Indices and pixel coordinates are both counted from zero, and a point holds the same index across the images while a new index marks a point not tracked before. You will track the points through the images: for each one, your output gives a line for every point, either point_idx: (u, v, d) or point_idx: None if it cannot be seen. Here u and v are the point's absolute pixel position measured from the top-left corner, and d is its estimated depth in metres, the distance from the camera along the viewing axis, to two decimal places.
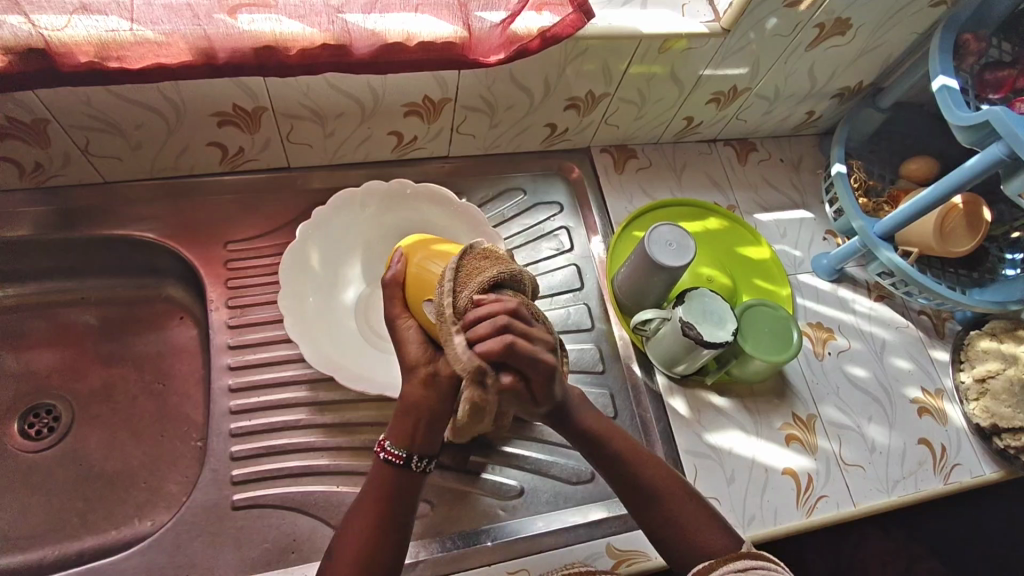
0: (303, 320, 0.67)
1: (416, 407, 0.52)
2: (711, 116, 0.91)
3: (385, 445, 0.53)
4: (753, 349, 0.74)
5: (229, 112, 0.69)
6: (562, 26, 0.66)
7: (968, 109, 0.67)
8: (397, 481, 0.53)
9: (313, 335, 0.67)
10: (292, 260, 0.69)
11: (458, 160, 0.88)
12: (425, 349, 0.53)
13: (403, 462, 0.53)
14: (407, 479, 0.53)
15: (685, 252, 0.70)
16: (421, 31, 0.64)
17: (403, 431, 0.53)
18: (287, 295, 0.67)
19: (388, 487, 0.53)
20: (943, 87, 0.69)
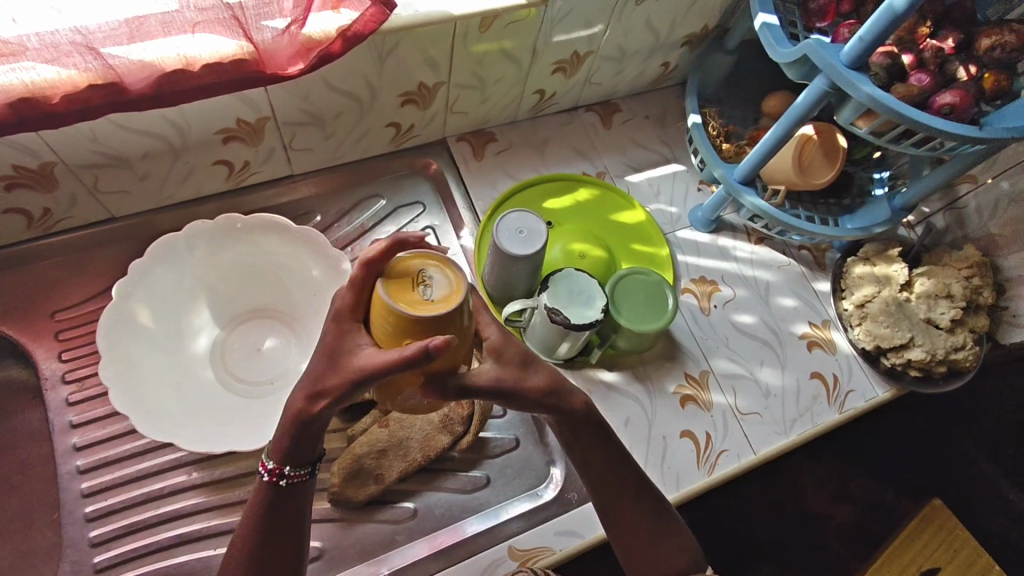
0: (132, 386, 0.62)
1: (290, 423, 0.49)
2: (562, 85, 0.88)
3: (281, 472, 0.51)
4: (627, 321, 0.72)
5: (13, 174, 0.62)
6: (363, 22, 0.62)
7: (789, 44, 0.65)
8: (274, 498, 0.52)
9: (146, 402, 0.62)
10: (109, 323, 0.62)
11: (305, 176, 0.82)
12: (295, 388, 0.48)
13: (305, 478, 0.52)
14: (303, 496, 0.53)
15: (536, 239, 0.67)
16: (201, 53, 0.58)
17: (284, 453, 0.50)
18: (111, 363, 0.62)
19: (284, 502, 0.52)
20: (763, 24, 0.66)
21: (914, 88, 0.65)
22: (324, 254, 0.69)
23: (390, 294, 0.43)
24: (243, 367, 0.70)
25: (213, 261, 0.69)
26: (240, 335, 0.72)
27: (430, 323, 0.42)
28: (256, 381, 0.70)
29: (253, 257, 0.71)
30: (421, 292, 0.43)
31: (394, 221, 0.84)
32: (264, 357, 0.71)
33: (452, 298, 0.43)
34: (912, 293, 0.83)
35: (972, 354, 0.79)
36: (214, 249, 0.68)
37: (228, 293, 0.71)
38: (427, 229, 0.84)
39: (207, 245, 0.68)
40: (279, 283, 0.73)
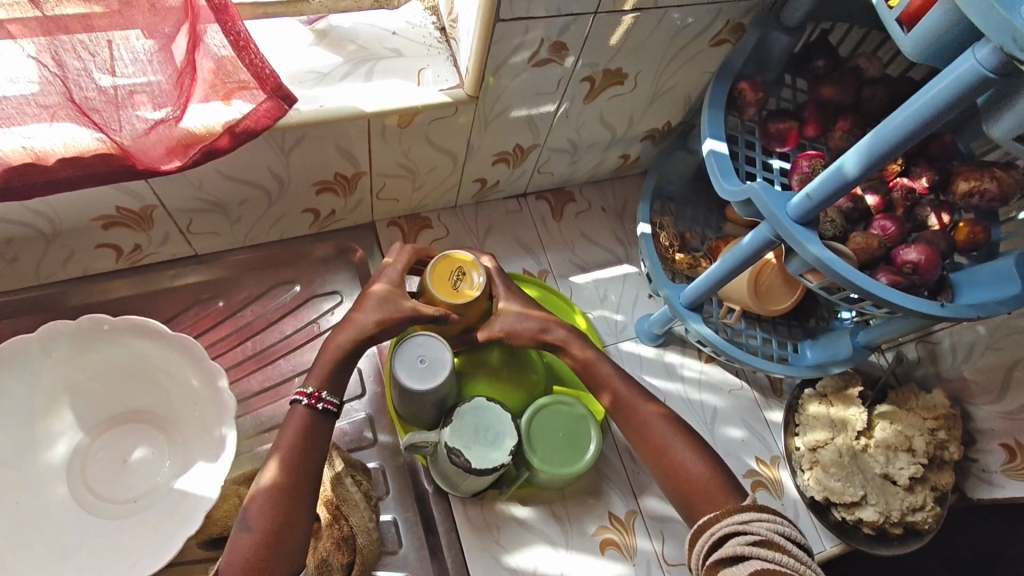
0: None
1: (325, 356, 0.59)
2: (507, 174, 0.80)
3: (319, 399, 0.57)
4: (539, 463, 0.64)
5: None
6: (256, 117, 0.56)
7: (737, 178, 0.58)
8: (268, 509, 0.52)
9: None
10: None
11: (213, 257, 0.75)
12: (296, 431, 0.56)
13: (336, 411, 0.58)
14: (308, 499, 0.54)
15: (436, 372, 0.60)
16: (54, 146, 0.51)
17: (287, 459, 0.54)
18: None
19: (315, 432, 0.56)
20: (711, 152, 0.59)
21: (874, 238, 0.57)
22: (201, 366, 0.62)
23: (435, 275, 0.62)
24: (101, 482, 0.63)
25: (78, 363, 0.62)
26: (106, 444, 0.64)
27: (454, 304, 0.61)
28: (113, 500, 0.62)
29: (126, 360, 0.63)
30: (455, 282, 0.62)
31: (307, 313, 0.77)
32: (127, 471, 0.64)
33: (475, 286, 0.62)
34: (870, 440, 0.74)
35: (932, 516, 0.70)
36: (77, 352, 0.61)
37: (97, 395, 0.64)
38: None
39: (70, 347, 0.61)
40: (155, 389, 0.65)
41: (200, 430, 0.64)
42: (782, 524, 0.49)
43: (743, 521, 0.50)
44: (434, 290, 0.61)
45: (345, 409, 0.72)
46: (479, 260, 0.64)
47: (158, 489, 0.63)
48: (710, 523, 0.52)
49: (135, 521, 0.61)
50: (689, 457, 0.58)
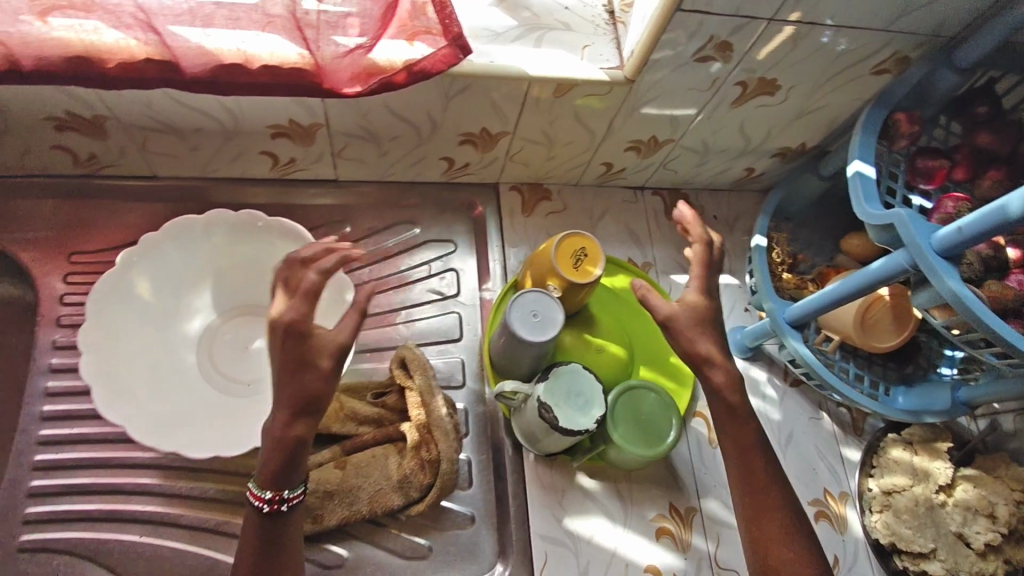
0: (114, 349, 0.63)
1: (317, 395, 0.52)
2: (633, 163, 0.83)
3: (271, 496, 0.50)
4: (620, 439, 0.66)
5: (65, 117, 0.63)
6: (433, 61, 0.60)
7: (879, 204, 0.58)
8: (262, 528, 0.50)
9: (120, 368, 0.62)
10: (116, 288, 0.63)
11: (351, 184, 0.81)
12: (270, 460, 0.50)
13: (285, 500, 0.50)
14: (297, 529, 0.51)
15: (548, 328, 0.62)
16: (261, 52, 0.57)
17: (272, 474, 0.50)
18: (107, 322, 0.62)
19: (270, 532, 0.50)
20: (857, 174, 0.60)
21: (1011, 289, 0.57)
22: (333, 279, 0.68)
23: (560, 250, 0.68)
24: (224, 362, 0.69)
25: (230, 252, 0.69)
26: (233, 329, 0.71)
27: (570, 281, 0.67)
28: (230, 379, 0.69)
29: (268, 260, 0.70)
30: (576, 261, 0.68)
31: (422, 253, 0.82)
32: (246, 357, 0.70)
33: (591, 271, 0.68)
34: (950, 497, 0.71)
35: None
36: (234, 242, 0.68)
37: (236, 285, 0.71)
38: (451, 271, 0.81)
39: (228, 236, 0.68)
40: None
41: None
42: None
43: None
44: (557, 264, 0.68)
45: (441, 349, 0.76)
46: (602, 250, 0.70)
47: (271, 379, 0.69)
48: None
49: (249, 401, 0.67)
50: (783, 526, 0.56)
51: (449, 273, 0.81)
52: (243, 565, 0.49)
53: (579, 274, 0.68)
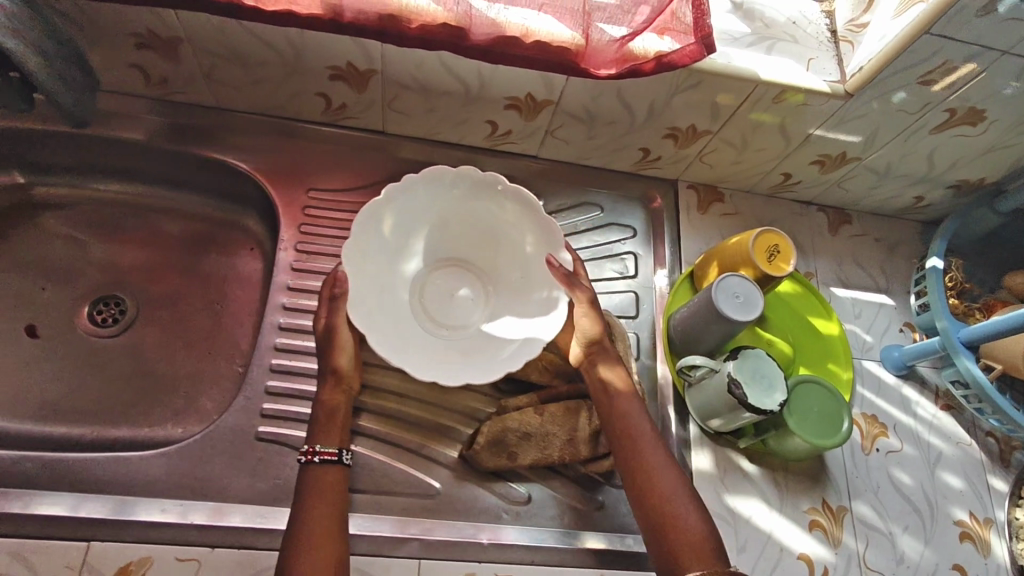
0: (364, 281, 0.70)
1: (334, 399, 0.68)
2: (812, 177, 0.87)
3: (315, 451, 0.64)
4: (796, 425, 0.70)
5: (342, 68, 0.72)
6: (680, 55, 0.66)
7: None
8: (328, 479, 0.63)
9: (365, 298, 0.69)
10: (368, 228, 0.70)
11: (546, 163, 0.88)
12: (331, 430, 0.66)
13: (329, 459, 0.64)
14: (337, 476, 0.63)
15: (751, 308, 0.68)
16: (540, 30, 0.64)
17: (319, 434, 0.66)
18: (359, 259, 0.69)
19: (314, 483, 0.62)
20: None
21: None
22: (550, 245, 0.74)
23: (759, 241, 0.74)
24: (435, 302, 0.77)
25: (458, 206, 0.76)
26: (440, 278, 0.78)
27: (761, 270, 0.72)
28: (440, 319, 0.76)
29: (487, 219, 0.77)
30: (771, 256, 0.73)
31: (603, 234, 0.88)
32: (453, 300, 0.77)
33: (784, 268, 0.73)
34: None
35: None
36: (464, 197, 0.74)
37: (451, 235, 0.78)
38: (629, 254, 0.87)
39: (461, 192, 0.74)
40: (492, 247, 0.79)
41: (519, 296, 0.76)
42: None
43: None
44: (753, 253, 0.73)
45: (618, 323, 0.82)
46: (796, 254, 0.74)
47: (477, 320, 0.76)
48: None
49: (451, 342, 0.73)
50: (690, 509, 0.62)
51: (625, 256, 0.87)
52: (318, 502, 0.61)
53: (772, 267, 0.73)
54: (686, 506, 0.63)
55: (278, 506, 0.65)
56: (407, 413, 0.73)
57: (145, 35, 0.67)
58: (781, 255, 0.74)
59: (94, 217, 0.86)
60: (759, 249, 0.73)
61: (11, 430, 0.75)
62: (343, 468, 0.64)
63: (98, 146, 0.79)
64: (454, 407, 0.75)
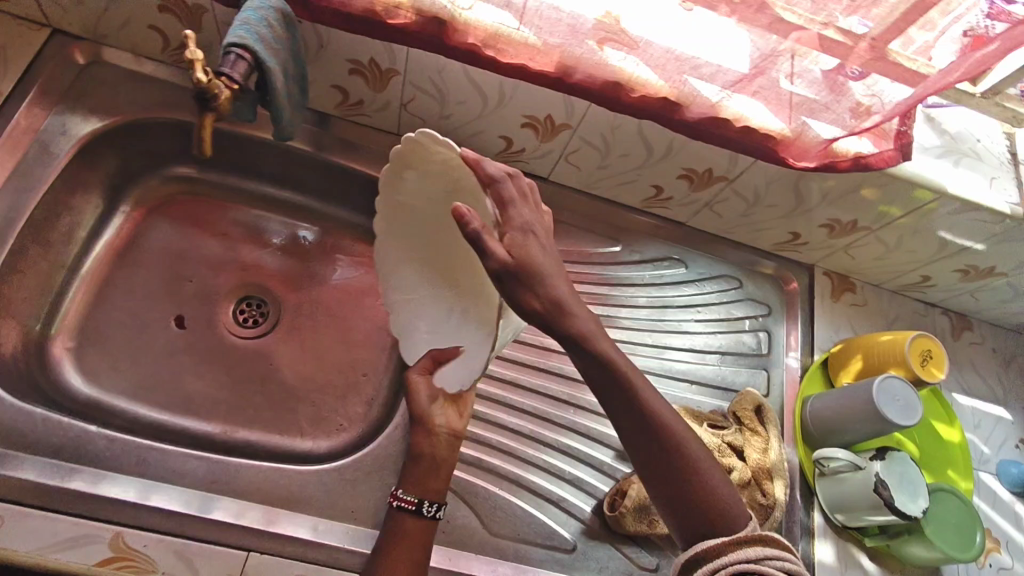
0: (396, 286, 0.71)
1: (430, 456, 0.64)
2: (949, 284, 0.89)
3: (398, 494, 0.60)
4: (932, 534, 0.70)
5: (538, 119, 0.73)
6: (877, 158, 0.68)
7: None
8: (412, 527, 0.59)
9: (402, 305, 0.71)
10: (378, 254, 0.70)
11: (692, 231, 0.90)
12: (419, 478, 0.62)
13: (416, 508, 0.59)
14: (418, 526, 0.59)
15: (912, 413, 0.68)
16: (753, 118, 0.66)
17: (415, 478, 0.62)
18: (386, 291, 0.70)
19: (396, 528, 0.58)
20: None
21: None
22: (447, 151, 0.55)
23: (914, 344, 0.75)
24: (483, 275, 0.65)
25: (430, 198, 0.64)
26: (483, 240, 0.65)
27: (915, 374, 0.74)
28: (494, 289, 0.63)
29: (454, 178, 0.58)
30: (925, 359, 0.75)
31: (739, 308, 0.89)
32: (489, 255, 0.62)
33: (937, 374, 0.74)
34: None
35: None
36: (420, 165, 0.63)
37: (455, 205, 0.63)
38: (762, 331, 0.88)
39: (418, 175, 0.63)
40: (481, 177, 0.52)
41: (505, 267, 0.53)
42: (788, 561, 0.49)
43: (753, 560, 0.48)
44: (909, 356, 0.74)
45: None
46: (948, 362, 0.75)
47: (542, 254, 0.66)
48: (714, 551, 0.49)
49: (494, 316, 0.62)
50: (720, 479, 0.52)
51: (759, 332, 0.88)
52: (398, 551, 0.56)
53: (926, 372, 0.74)
54: (712, 470, 0.53)
55: None
56: (547, 463, 0.74)
57: (363, 63, 0.70)
58: (935, 359, 0.75)
59: (246, 218, 0.88)
60: (913, 351, 0.75)
61: (149, 418, 0.74)
62: (428, 521, 0.59)
63: (272, 153, 0.81)
64: (592, 463, 0.75)
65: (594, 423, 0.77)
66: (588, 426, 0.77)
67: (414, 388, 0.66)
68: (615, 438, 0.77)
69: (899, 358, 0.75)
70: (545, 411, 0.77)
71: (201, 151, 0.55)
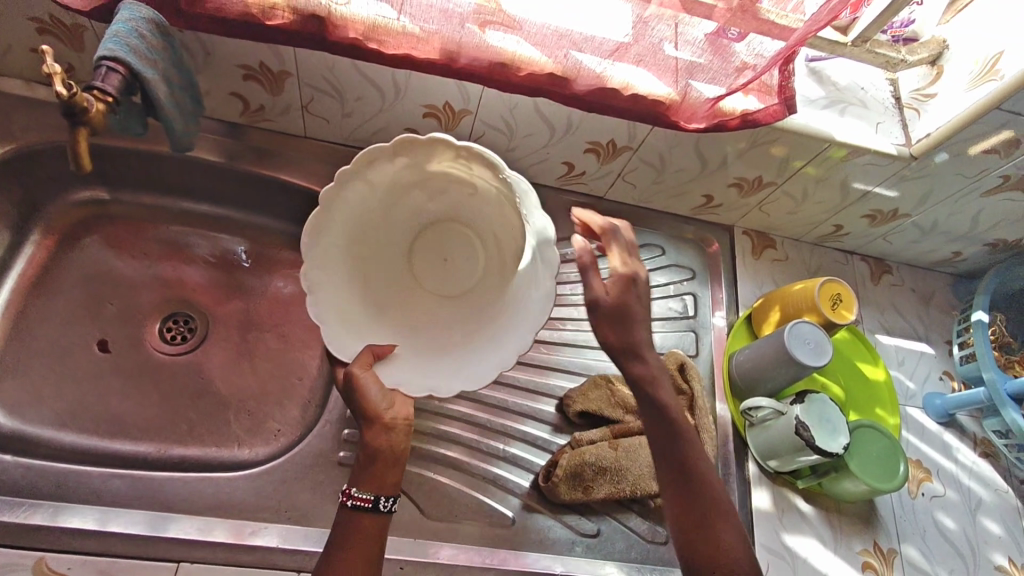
0: (319, 287, 0.60)
1: (381, 454, 0.58)
2: (861, 230, 0.92)
3: (352, 493, 0.56)
4: (857, 468, 0.73)
5: (438, 108, 0.74)
6: (764, 114, 0.70)
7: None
8: (367, 525, 0.55)
9: (324, 309, 0.60)
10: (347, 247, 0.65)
11: (611, 204, 0.92)
12: (371, 475, 0.57)
13: (373, 504, 0.55)
14: (375, 524, 0.55)
15: (821, 354, 0.72)
16: (639, 86, 0.68)
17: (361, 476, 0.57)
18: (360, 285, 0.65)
19: (348, 526, 0.55)
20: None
21: None
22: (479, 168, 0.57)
23: (822, 290, 0.78)
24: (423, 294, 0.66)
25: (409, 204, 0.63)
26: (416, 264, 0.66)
27: (825, 319, 0.77)
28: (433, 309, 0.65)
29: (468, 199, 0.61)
30: (833, 304, 0.78)
31: (664, 275, 0.91)
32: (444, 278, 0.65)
33: (847, 316, 0.77)
34: None
35: None
36: (416, 156, 0.58)
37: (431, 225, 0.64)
38: (688, 295, 0.91)
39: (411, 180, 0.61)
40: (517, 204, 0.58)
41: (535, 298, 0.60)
42: None
43: None
44: (819, 302, 0.77)
45: None
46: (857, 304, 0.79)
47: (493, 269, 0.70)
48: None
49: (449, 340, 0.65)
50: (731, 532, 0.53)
51: (685, 296, 0.90)
52: (349, 552, 0.53)
53: (836, 314, 0.77)
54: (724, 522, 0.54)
55: None
56: (482, 444, 0.75)
57: (254, 68, 0.70)
58: (843, 303, 0.78)
59: (165, 236, 0.87)
60: (821, 297, 0.78)
61: (77, 444, 0.73)
62: (384, 516, 0.56)
63: (181, 168, 0.81)
64: (527, 439, 0.76)
65: (527, 400, 0.79)
66: (522, 404, 0.78)
67: (361, 385, 0.58)
68: (549, 413, 0.78)
69: (809, 305, 0.78)
70: (478, 394, 0.77)
71: (80, 165, 0.56)
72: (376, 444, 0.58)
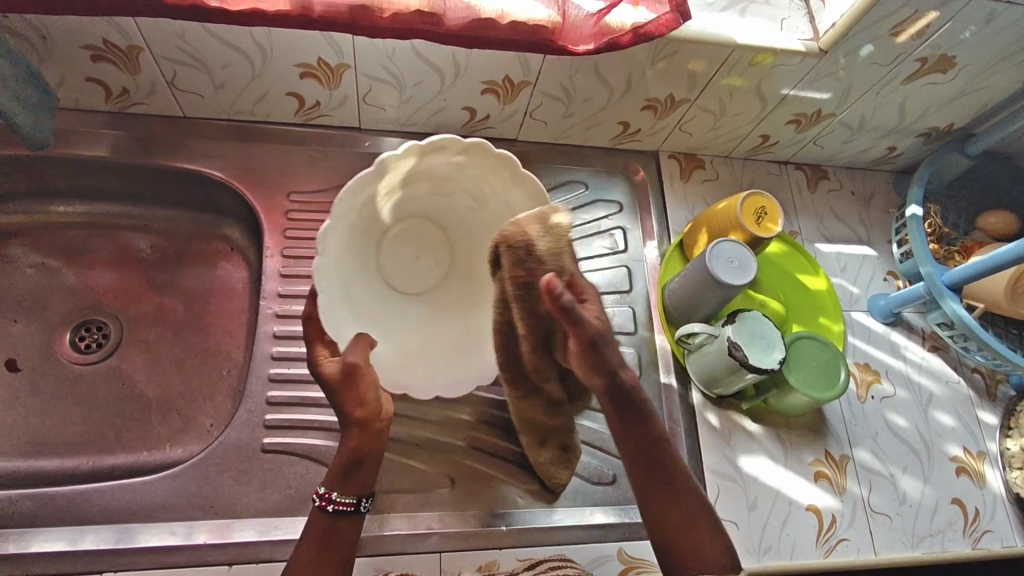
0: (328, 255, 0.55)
1: (364, 453, 0.57)
2: (789, 137, 0.88)
3: (331, 496, 0.55)
4: (796, 381, 0.72)
5: (313, 65, 0.69)
6: (656, 25, 0.65)
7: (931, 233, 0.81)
8: (342, 526, 0.55)
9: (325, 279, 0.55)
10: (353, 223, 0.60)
11: (526, 146, 0.87)
12: (353, 470, 0.57)
13: (353, 509, 0.56)
14: (351, 529, 0.56)
15: (743, 272, 0.70)
16: (516, 12, 0.63)
17: (337, 472, 0.56)
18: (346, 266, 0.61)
19: (323, 527, 0.55)
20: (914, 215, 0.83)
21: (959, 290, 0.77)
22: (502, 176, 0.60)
23: (745, 205, 0.75)
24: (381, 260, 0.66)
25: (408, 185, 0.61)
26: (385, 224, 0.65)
27: (750, 235, 0.74)
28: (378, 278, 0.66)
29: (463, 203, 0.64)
30: (758, 217, 0.75)
31: (590, 211, 0.87)
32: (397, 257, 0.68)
33: (773, 230, 0.75)
34: None
35: None
36: (470, 160, 0.59)
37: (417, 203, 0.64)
38: (617, 229, 0.87)
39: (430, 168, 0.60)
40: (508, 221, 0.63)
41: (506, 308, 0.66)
42: None
43: None
44: (744, 219, 0.74)
45: (615, 300, 0.83)
46: (782, 214, 0.76)
47: (462, 279, 0.71)
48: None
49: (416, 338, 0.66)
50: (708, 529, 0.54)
51: (615, 231, 0.87)
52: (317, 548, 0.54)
53: (762, 229, 0.75)
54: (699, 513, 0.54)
55: (292, 517, 0.64)
56: (415, 410, 0.73)
57: (101, 46, 0.64)
58: (769, 215, 0.76)
59: (63, 242, 0.83)
60: (745, 212, 0.75)
61: None
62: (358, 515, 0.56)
63: (58, 168, 0.76)
64: (460, 399, 0.74)
65: None
66: None
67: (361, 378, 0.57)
68: None
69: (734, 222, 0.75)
70: None
71: None
72: (362, 443, 0.57)
